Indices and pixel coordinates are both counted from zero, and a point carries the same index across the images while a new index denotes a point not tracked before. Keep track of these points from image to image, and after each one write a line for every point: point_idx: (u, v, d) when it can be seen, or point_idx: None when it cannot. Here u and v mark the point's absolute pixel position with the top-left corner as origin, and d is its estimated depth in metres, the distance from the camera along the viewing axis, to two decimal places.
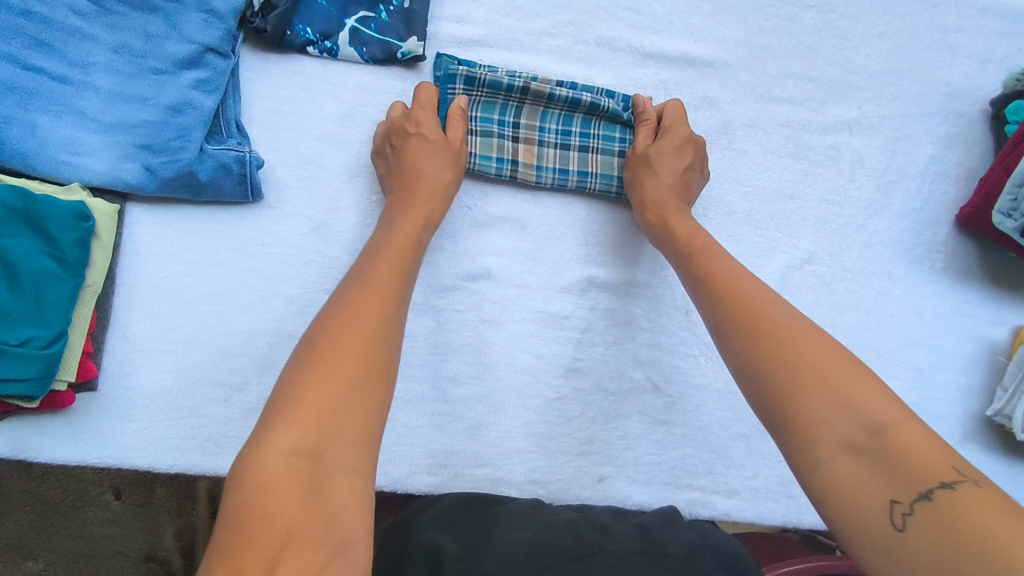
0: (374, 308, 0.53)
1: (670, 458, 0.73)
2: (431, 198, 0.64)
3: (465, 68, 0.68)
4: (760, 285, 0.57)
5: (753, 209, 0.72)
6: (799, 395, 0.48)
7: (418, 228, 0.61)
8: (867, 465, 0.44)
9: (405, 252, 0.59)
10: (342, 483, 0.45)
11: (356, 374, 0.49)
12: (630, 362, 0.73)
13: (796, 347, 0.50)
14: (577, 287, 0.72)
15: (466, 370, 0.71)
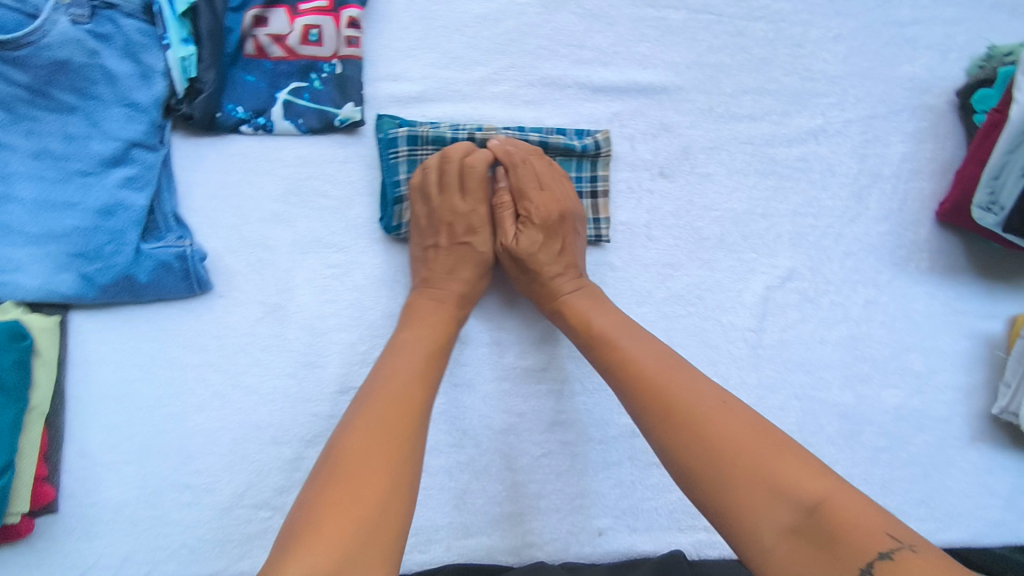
0: (406, 405, 0.51)
1: (667, 501, 0.72)
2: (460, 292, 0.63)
3: (405, 128, 0.65)
4: (682, 363, 0.57)
5: (724, 233, 0.74)
6: (729, 482, 0.49)
7: (449, 327, 0.60)
8: (808, 546, 0.45)
9: (435, 349, 0.57)
10: None
11: (390, 475, 0.47)
12: (615, 407, 0.72)
13: (717, 433, 0.51)
14: (548, 339, 0.71)
15: (444, 439, 0.68)
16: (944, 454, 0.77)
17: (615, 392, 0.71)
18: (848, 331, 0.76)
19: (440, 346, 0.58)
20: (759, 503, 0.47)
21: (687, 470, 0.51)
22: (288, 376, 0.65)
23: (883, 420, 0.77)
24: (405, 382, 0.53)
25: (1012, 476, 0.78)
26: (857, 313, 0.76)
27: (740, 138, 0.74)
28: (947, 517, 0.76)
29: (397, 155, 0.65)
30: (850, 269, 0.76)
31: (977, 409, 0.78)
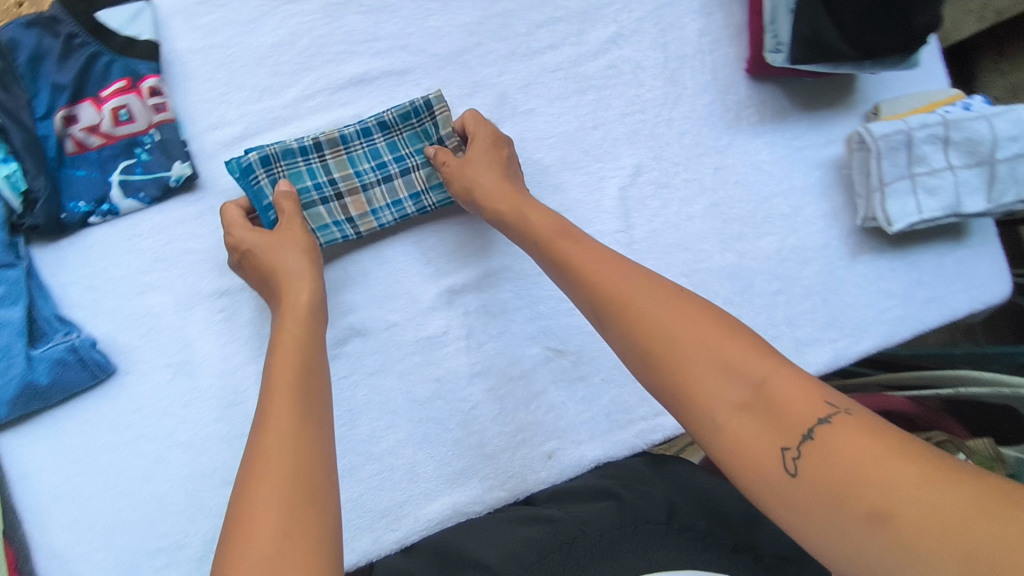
0: (286, 407, 0.50)
1: (600, 406, 0.77)
2: (307, 306, 0.60)
3: (254, 154, 0.69)
4: (652, 275, 0.55)
5: (565, 155, 0.79)
6: (682, 362, 0.48)
7: (312, 346, 0.57)
8: (755, 419, 0.44)
9: (297, 363, 0.54)
10: None
11: (291, 482, 0.46)
12: (524, 340, 0.76)
13: (671, 334, 0.49)
14: (442, 301, 0.75)
15: (378, 424, 0.72)
16: (833, 276, 0.84)
17: (520, 327, 0.76)
18: (710, 201, 0.82)
19: (303, 363, 0.55)
20: (714, 392, 0.46)
21: (647, 358, 0.50)
22: (216, 421, 0.69)
23: (768, 267, 0.82)
24: (282, 396, 0.51)
25: (899, 274, 0.85)
26: (710, 181, 0.82)
27: (548, 69, 0.79)
28: (852, 329, 0.83)
29: (258, 178, 0.69)
30: (690, 145, 0.82)
31: (847, 227, 0.84)
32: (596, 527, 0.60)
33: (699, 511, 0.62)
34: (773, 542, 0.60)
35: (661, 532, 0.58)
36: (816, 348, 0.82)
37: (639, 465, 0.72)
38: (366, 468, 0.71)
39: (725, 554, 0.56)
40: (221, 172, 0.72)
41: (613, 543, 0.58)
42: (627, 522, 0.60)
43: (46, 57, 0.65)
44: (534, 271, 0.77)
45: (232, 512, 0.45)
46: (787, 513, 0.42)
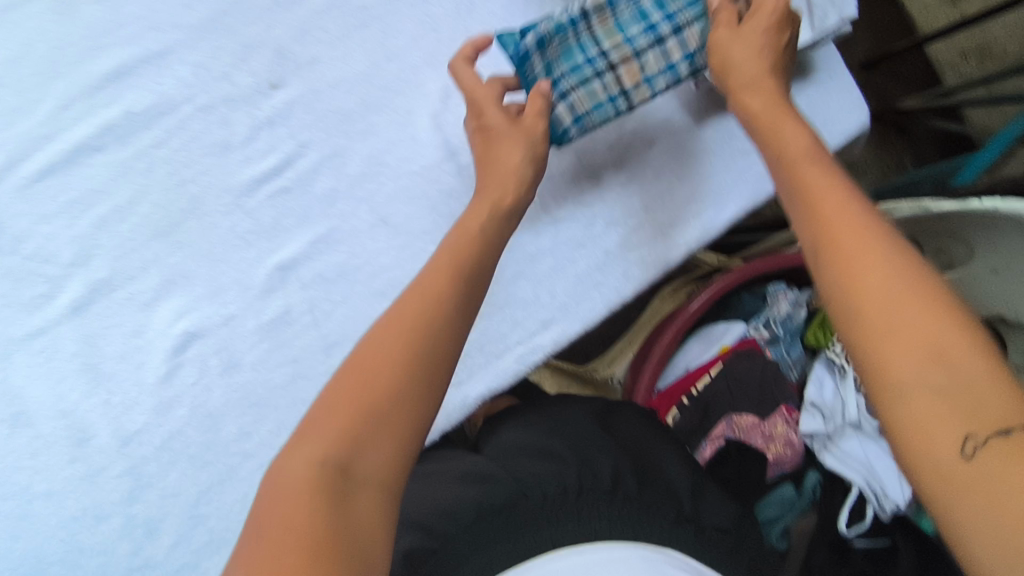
0: (384, 365, 0.49)
1: (470, 342, 0.75)
2: (479, 229, 0.62)
3: (530, 36, 0.69)
4: (862, 201, 0.50)
5: (365, 96, 0.73)
6: (873, 322, 0.44)
7: (479, 270, 0.59)
8: (938, 396, 0.41)
9: (421, 293, 0.54)
10: (369, 503, 0.45)
11: (374, 414, 0.47)
12: (374, 299, 0.73)
13: (882, 277, 0.45)
14: (275, 281, 0.71)
15: (245, 421, 0.70)
16: (683, 148, 0.80)
17: (365, 286, 0.73)
18: None
19: (456, 296, 0.55)
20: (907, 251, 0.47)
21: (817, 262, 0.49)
22: (72, 463, 0.66)
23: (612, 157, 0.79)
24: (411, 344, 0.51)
25: None
26: None
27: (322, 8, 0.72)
28: (712, 199, 0.80)
29: (534, 62, 0.70)
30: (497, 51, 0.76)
31: (682, 96, 0.80)
32: (540, 490, 0.66)
33: (639, 484, 0.69)
34: (716, 515, 0.70)
35: (607, 499, 0.65)
36: (681, 227, 0.80)
37: (580, 420, 0.80)
38: (244, 466, 0.70)
39: (667, 523, 0.65)
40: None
41: (562, 499, 0.64)
42: (573, 487, 0.66)
43: None
44: (366, 227, 0.73)
45: (354, 419, 0.47)
46: (879, 361, 0.43)
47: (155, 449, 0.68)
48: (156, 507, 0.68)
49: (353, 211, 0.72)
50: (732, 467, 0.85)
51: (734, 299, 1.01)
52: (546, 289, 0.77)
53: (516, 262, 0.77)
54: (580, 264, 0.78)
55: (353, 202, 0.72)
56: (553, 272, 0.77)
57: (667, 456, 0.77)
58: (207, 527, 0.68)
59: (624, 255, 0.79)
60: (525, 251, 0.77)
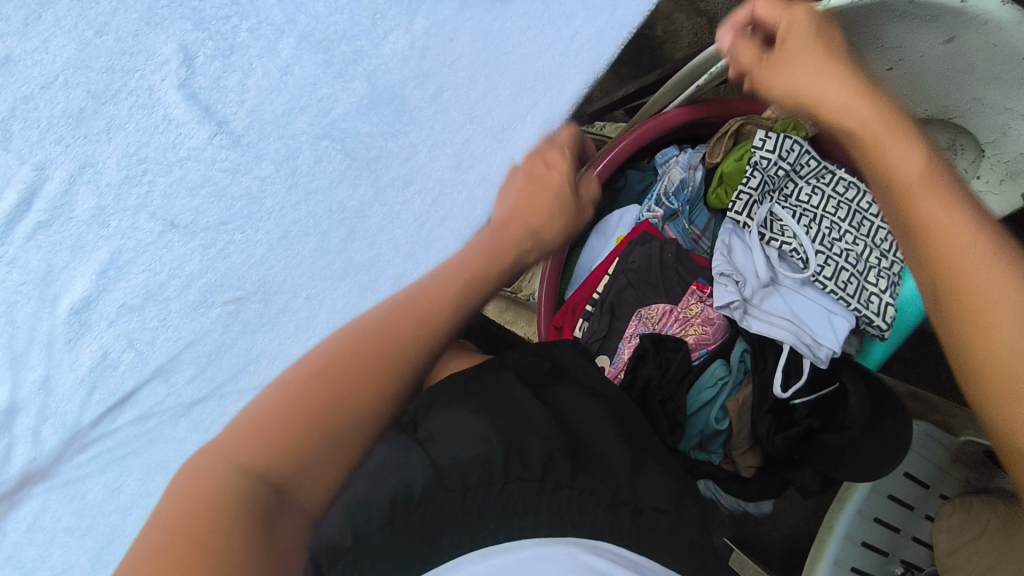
0: (337, 407, 0.49)
1: (320, 324, 0.67)
2: (408, 326, 0.53)
3: None
4: (950, 177, 0.47)
5: (90, 85, 0.60)
6: (979, 313, 0.42)
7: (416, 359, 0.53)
8: None
9: (359, 373, 0.50)
10: (286, 527, 0.45)
11: (236, 510, 0.43)
12: (196, 310, 0.64)
13: (972, 253, 0.43)
14: (76, 327, 0.61)
15: (106, 479, 0.64)
16: (490, 36, 0.69)
17: (181, 301, 0.64)
18: (296, 36, 0.64)
19: (387, 395, 0.51)
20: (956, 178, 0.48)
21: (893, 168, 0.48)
22: None
23: (412, 70, 0.67)
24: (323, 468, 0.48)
25: None
26: (281, 12, 0.64)
27: None
28: (544, 82, 0.69)
29: None
30: None
31: None
32: (460, 482, 0.56)
33: (574, 469, 0.60)
34: (654, 495, 0.62)
35: (535, 489, 0.55)
36: (518, 127, 0.69)
37: (511, 392, 0.70)
38: (126, 525, 0.64)
39: (600, 511, 0.56)
40: None
41: (478, 495, 0.55)
42: (495, 479, 0.56)
43: None
44: (154, 236, 0.62)
45: (291, 458, 0.47)
46: (982, 322, 0.42)
47: (22, 535, 0.62)
48: None
49: (131, 221, 0.62)
50: (652, 364, 0.79)
51: (622, 178, 0.91)
52: (387, 242, 0.68)
53: (343, 222, 0.67)
54: (417, 202, 0.68)
55: (128, 213, 0.62)
56: (388, 220, 0.68)
57: (602, 427, 0.69)
58: None
59: (463, 177, 0.69)
60: (349, 207, 0.67)
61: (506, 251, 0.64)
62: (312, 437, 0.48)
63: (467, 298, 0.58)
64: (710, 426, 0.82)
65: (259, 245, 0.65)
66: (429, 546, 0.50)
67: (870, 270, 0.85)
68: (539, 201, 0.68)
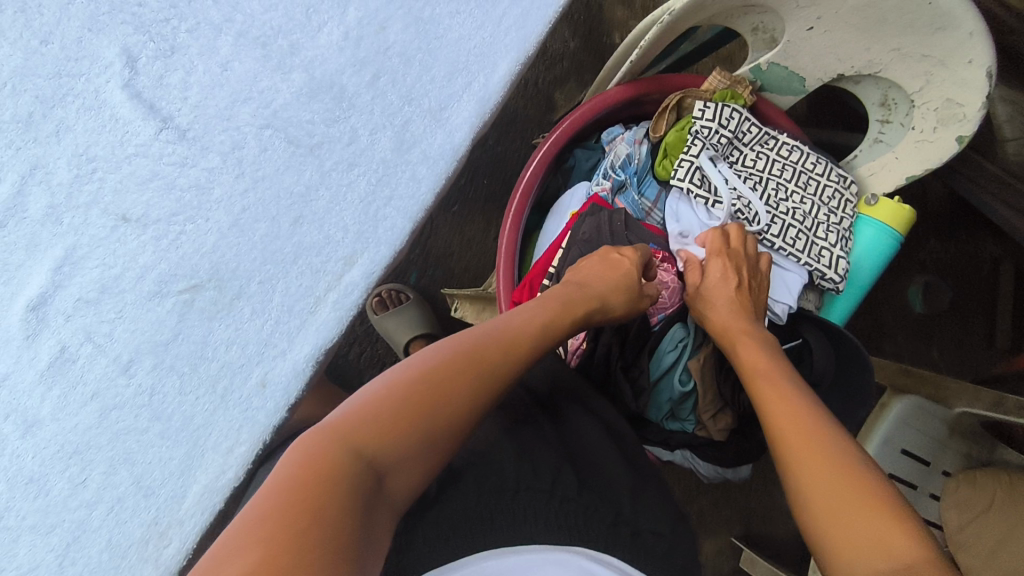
0: (434, 406, 0.50)
1: (274, 308, 0.69)
2: (513, 353, 0.58)
3: None
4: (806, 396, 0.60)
5: (37, 91, 0.63)
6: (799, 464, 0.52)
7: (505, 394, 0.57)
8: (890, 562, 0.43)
9: (462, 374, 0.53)
10: (378, 522, 0.44)
11: (341, 486, 0.42)
12: (150, 301, 0.66)
13: (788, 422, 0.56)
14: (32, 324, 0.64)
15: (69, 474, 0.65)
16: (422, 20, 0.71)
17: (136, 291, 0.66)
18: (233, 33, 0.67)
19: (481, 404, 0.54)
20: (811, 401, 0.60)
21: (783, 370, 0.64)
22: None
23: (347, 58, 0.70)
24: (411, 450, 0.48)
25: None
26: (218, 12, 0.67)
27: None
28: (477, 62, 0.72)
29: None
30: None
31: None
32: (478, 496, 0.55)
33: (581, 485, 0.61)
34: (650, 517, 0.64)
35: (547, 501, 0.57)
36: (455, 106, 0.72)
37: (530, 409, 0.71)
38: (95, 516, 0.66)
39: (604, 526, 0.58)
40: None
41: (499, 496, 0.55)
42: (510, 488, 0.57)
43: None
44: (106, 230, 0.65)
45: (388, 444, 0.47)
46: (796, 462, 0.52)
47: None
48: None
49: (80, 217, 0.65)
50: (611, 332, 0.79)
51: (570, 157, 0.94)
52: (335, 224, 0.70)
53: (291, 207, 0.69)
54: (362, 183, 0.70)
55: (78, 210, 0.65)
56: (336, 203, 0.70)
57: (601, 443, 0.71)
58: None
59: (404, 156, 0.71)
60: (295, 191, 0.69)
61: (559, 310, 0.67)
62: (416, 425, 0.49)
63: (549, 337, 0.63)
64: (676, 392, 0.82)
65: (209, 233, 0.67)
66: (452, 541, 0.50)
67: (820, 226, 0.88)
68: (598, 277, 0.73)
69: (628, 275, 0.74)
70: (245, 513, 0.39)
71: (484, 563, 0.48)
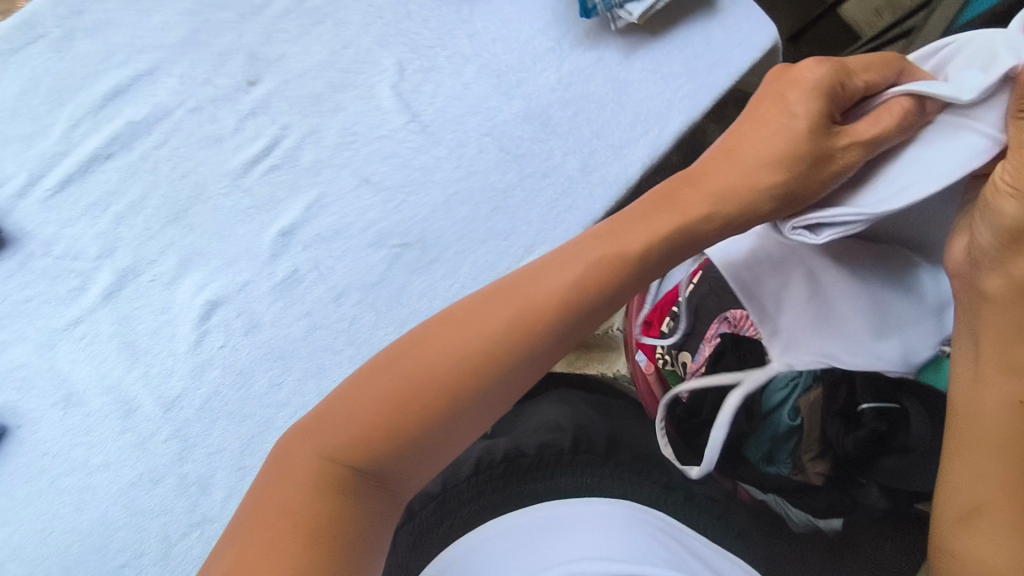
0: (428, 386, 0.53)
1: (463, 273, 0.82)
2: (473, 390, 0.54)
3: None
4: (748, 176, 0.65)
5: (330, 79, 0.84)
6: (958, 453, 0.57)
7: (478, 414, 0.55)
8: (992, 544, 0.54)
9: (412, 419, 0.52)
10: (354, 511, 0.51)
11: (322, 494, 0.50)
12: (368, 248, 0.81)
13: (992, 425, 0.55)
14: (279, 245, 0.79)
15: (272, 372, 0.77)
16: (618, 81, 0.90)
17: (359, 238, 0.81)
18: (477, 65, 0.88)
19: (443, 418, 0.53)
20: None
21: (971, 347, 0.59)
22: (122, 433, 0.74)
23: (556, 97, 0.88)
24: (377, 496, 0.53)
25: (673, 54, 0.91)
26: (470, 49, 0.88)
27: (283, 15, 0.84)
28: (655, 116, 0.89)
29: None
30: (438, 27, 0.87)
31: (607, 36, 0.90)
32: (537, 452, 0.70)
33: (618, 455, 0.74)
34: (695, 484, 0.78)
35: (598, 463, 0.71)
36: (633, 146, 0.88)
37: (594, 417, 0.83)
38: (280, 416, 0.77)
39: (655, 488, 0.71)
40: (27, 223, 0.76)
41: (555, 469, 0.69)
42: (573, 449, 0.71)
43: None
44: (350, 187, 0.82)
45: (364, 428, 0.51)
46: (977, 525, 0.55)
47: (195, 409, 0.76)
48: (205, 463, 0.75)
49: (335, 174, 0.82)
50: (731, 358, 0.88)
51: None
52: (523, 218, 0.85)
53: (492, 197, 0.85)
54: (549, 191, 0.86)
55: (335, 168, 0.82)
56: (526, 203, 0.85)
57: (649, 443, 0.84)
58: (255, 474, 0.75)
59: (585, 178, 0.87)
60: (497, 188, 0.85)
61: (582, 289, 0.58)
62: (361, 465, 0.52)
63: (586, 286, 0.59)
64: (784, 426, 0.90)
65: (426, 206, 0.83)
66: (488, 500, 0.66)
67: None
68: (751, 151, 0.66)
69: (797, 134, 0.62)
70: (248, 514, 0.50)
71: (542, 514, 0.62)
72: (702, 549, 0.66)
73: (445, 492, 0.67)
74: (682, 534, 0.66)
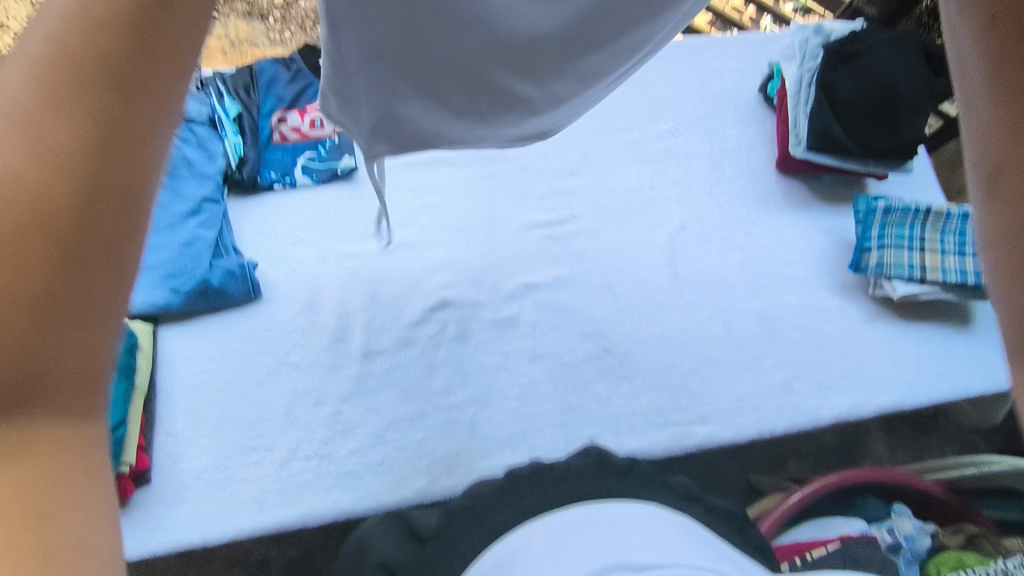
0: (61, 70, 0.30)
1: (639, 403, 0.87)
2: (109, 105, 0.31)
3: (888, 530, 0.95)
4: None
5: (627, 204, 0.99)
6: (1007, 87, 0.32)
7: (141, 107, 0.32)
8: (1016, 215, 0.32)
9: (69, 207, 0.30)
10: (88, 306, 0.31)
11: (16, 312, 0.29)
12: (579, 337, 0.90)
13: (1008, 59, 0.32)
14: (518, 292, 0.91)
15: (451, 380, 0.85)
16: (852, 334, 0.95)
17: (576, 325, 0.90)
18: (742, 257, 0.98)
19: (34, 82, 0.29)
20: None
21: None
22: (325, 350, 0.85)
23: (793, 317, 0.95)
24: (77, 326, 0.31)
25: (913, 342, 0.96)
26: (743, 242, 0.99)
27: (621, 146, 1.03)
28: (873, 384, 0.93)
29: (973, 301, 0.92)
30: (728, 214, 1.01)
31: (861, 296, 0.98)
32: (564, 466, 0.56)
33: (642, 474, 0.56)
34: (726, 505, 0.61)
35: (630, 475, 0.56)
36: (838, 394, 0.91)
37: (616, 456, 0.59)
38: (433, 415, 0.84)
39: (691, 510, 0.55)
40: (371, 172, 0.95)
41: (582, 477, 0.54)
42: (595, 464, 0.57)
43: (277, 82, 0.94)
44: (595, 283, 0.93)
45: None
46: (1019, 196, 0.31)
47: (381, 368, 0.85)
48: (359, 414, 0.83)
49: (591, 270, 0.94)
50: None
51: (859, 497, 1.03)
52: (713, 392, 0.90)
53: (697, 359, 0.91)
54: (746, 385, 0.90)
55: (597, 265, 0.94)
56: (722, 382, 0.90)
57: (687, 485, 0.60)
58: (386, 448, 0.81)
59: (784, 394, 0.91)
60: (704, 355, 0.92)
61: None
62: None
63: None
64: None
65: (642, 333, 0.92)
66: (523, 507, 0.52)
67: None
68: None
69: None
70: None
71: (573, 519, 0.49)
72: (736, 557, 0.51)
73: (475, 505, 0.54)
74: (713, 538, 0.51)
